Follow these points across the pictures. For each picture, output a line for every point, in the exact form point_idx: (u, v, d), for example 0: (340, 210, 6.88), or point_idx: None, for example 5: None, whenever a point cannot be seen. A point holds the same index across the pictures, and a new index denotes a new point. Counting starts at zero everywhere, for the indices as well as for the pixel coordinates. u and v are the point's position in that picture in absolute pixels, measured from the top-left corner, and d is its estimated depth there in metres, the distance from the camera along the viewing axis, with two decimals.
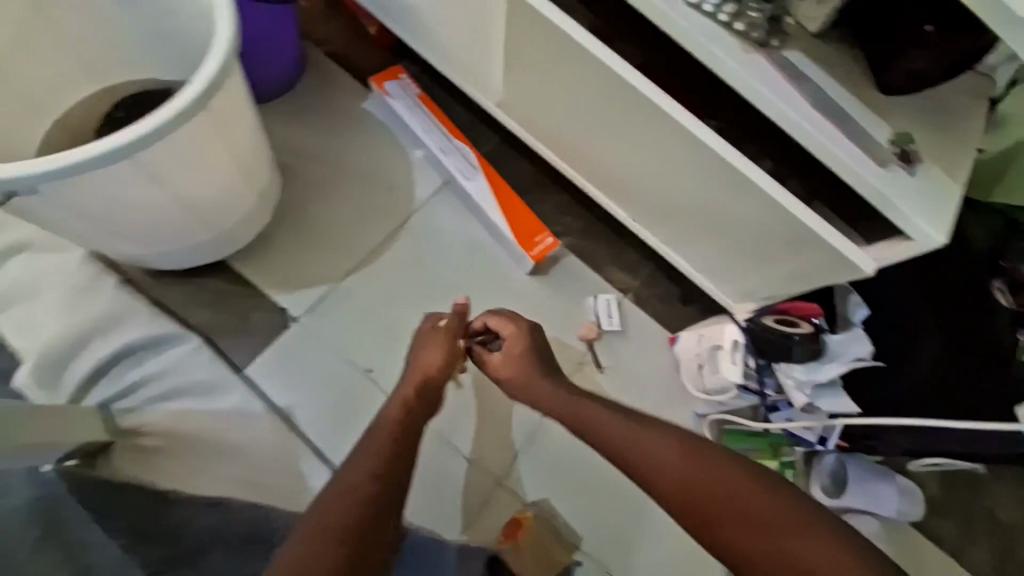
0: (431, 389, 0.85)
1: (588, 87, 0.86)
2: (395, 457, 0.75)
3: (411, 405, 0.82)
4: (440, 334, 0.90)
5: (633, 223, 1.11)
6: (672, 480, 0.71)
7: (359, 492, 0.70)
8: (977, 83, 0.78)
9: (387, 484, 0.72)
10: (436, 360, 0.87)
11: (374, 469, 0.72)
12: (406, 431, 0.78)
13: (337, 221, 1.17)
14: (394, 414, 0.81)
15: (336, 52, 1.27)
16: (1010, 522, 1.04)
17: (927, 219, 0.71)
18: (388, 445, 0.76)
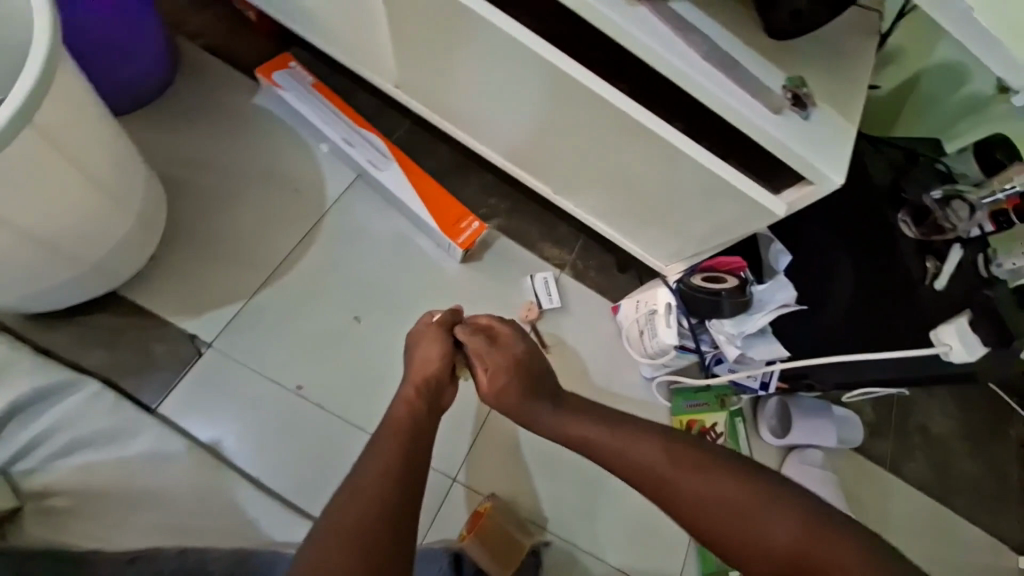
0: (431, 393, 0.73)
1: (497, 59, 0.75)
2: (406, 472, 0.63)
3: (416, 407, 0.71)
4: (434, 332, 0.78)
5: (555, 196, 1.00)
6: (659, 485, 0.66)
7: (372, 504, 0.59)
8: (855, 21, 0.74)
9: (404, 496, 0.61)
10: (430, 363, 0.75)
11: (387, 479, 0.61)
12: (414, 439, 0.67)
13: (242, 231, 1.00)
14: (400, 417, 0.69)
15: (215, 45, 1.12)
16: (940, 434, 1.24)
17: (826, 163, 0.64)
18: (399, 459, 0.63)
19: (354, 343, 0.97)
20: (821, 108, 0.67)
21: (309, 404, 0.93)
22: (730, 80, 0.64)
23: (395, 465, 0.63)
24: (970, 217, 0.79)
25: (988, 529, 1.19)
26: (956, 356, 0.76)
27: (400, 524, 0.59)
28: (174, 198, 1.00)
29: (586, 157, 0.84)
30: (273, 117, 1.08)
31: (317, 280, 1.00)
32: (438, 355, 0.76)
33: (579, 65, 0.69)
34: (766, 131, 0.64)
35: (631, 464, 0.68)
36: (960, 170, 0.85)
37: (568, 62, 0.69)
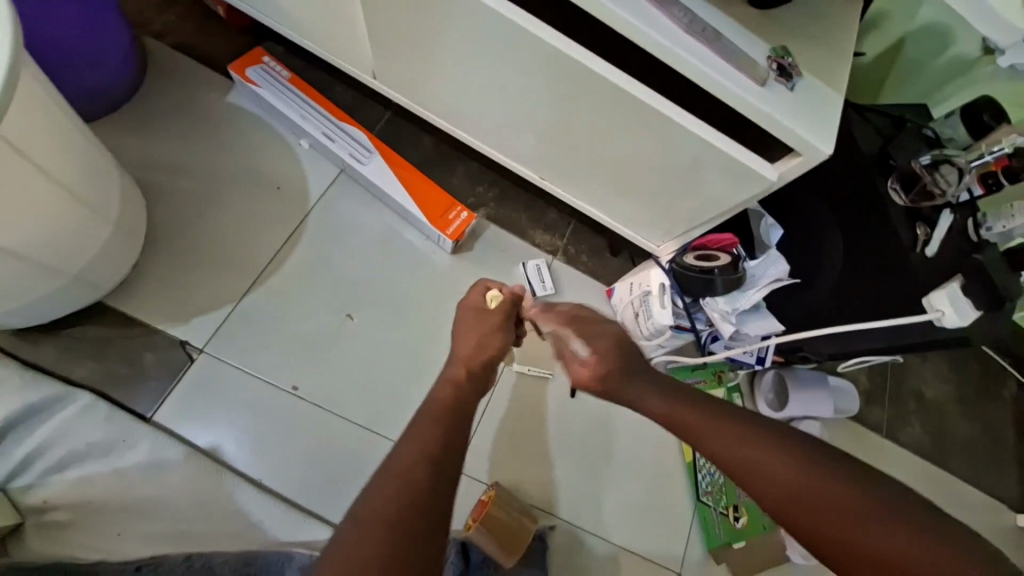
0: (479, 370, 0.71)
1: (478, 40, 0.73)
2: (447, 458, 0.58)
3: (463, 387, 0.67)
4: (491, 315, 0.76)
5: (543, 181, 0.99)
6: (744, 468, 0.58)
7: (411, 486, 0.54)
8: None
9: (445, 482, 0.56)
10: (482, 340, 0.74)
11: (431, 459, 0.57)
12: (458, 422, 0.62)
13: (227, 233, 0.98)
14: (443, 397, 0.65)
15: (184, 44, 1.09)
16: (934, 399, 1.25)
17: (812, 132, 0.63)
18: (442, 442, 0.59)
19: (348, 341, 0.97)
20: (806, 77, 0.66)
21: (306, 405, 0.92)
22: (712, 52, 0.63)
23: (438, 445, 0.58)
24: (959, 181, 0.78)
25: (984, 489, 1.22)
26: (949, 321, 0.75)
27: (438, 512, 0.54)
28: (153, 203, 0.98)
29: (572, 138, 0.83)
30: (251, 115, 1.06)
31: (307, 279, 0.98)
32: (495, 331, 0.75)
33: (563, 38, 0.67)
34: (750, 103, 0.63)
35: (716, 442, 0.61)
36: (949, 134, 0.84)
37: (551, 36, 0.67)
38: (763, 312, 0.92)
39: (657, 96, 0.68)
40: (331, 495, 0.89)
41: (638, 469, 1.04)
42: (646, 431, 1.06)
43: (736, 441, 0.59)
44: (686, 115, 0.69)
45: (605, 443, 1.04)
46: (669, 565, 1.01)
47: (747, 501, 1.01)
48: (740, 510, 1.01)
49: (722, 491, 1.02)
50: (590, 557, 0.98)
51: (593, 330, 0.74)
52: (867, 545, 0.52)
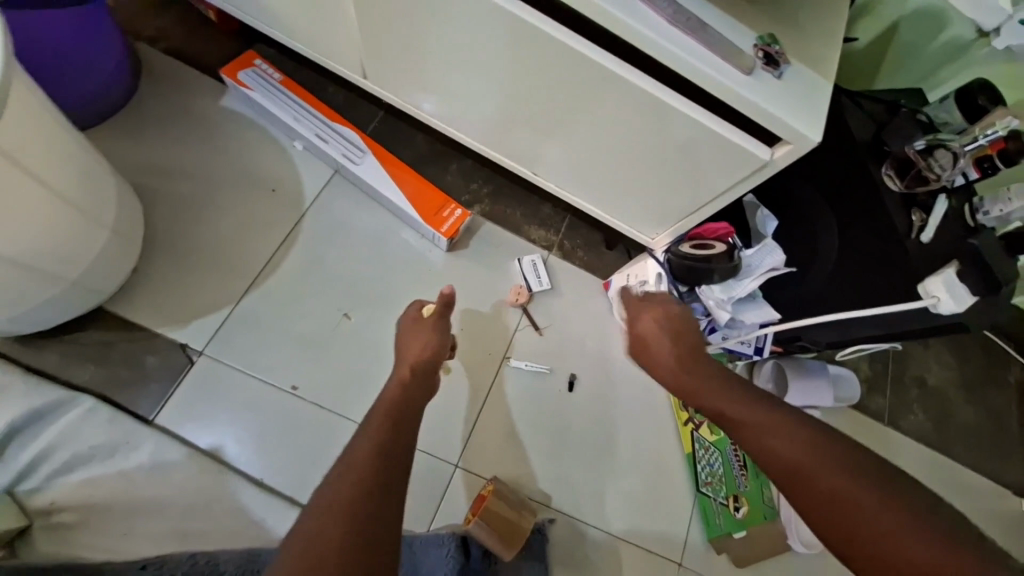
0: (424, 373, 0.75)
1: (468, 29, 0.73)
2: (388, 448, 0.60)
3: (409, 383, 0.72)
4: (430, 318, 0.83)
5: (535, 176, 0.99)
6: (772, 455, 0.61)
7: (363, 467, 0.57)
8: None
9: (386, 471, 0.58)
10: (421, 347, 0.78)
11: (371, 451, 0.59)
12: (403, 414, 0.66)
13: (224, 236, 0.99)
14: (392, 393, 0.70)
15: (176, 49, 1.09)
16: (936, 385, 1.25)
17: (798, 119, 0.63)
18: (384, 437, 0.61)
19: (345, 340, 0.97)
20: (793, 65, 0.66)
21: (303, 405, 0.93)
22: (697, 41, 0.63)
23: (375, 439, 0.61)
24: (954, 164, 0.76)
25: (989, 475, 1.21)
26: (945, 307, 0.74)
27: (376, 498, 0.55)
28: (150, 208, 0.98)
29: (562, 131, 0.83)
30: (245, 118, 1.07)
31: (303, 280, 0.99)
32: (435, 333, 0.80)
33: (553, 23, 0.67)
34: (737, 93, 0.62)
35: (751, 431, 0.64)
36: (943, 118, 0.82)
37: (539, 21, 0.67)
38: (755, 304, 0.92)
39: (650, 80, 0.68)
40: None
41: (638, 461, 1.05)
42: (645, 423, 1.07)
43: (769, 433, 0.62)
44: (679, 98, 0.68)
45: (605, 436, 1.05)
46: (671, 556, 1.01)
47: (748, 491, 0.99)
48: (740, 499, 1.00)
49: (723, 483, 1.01)
50: (592, 550, 0.99)
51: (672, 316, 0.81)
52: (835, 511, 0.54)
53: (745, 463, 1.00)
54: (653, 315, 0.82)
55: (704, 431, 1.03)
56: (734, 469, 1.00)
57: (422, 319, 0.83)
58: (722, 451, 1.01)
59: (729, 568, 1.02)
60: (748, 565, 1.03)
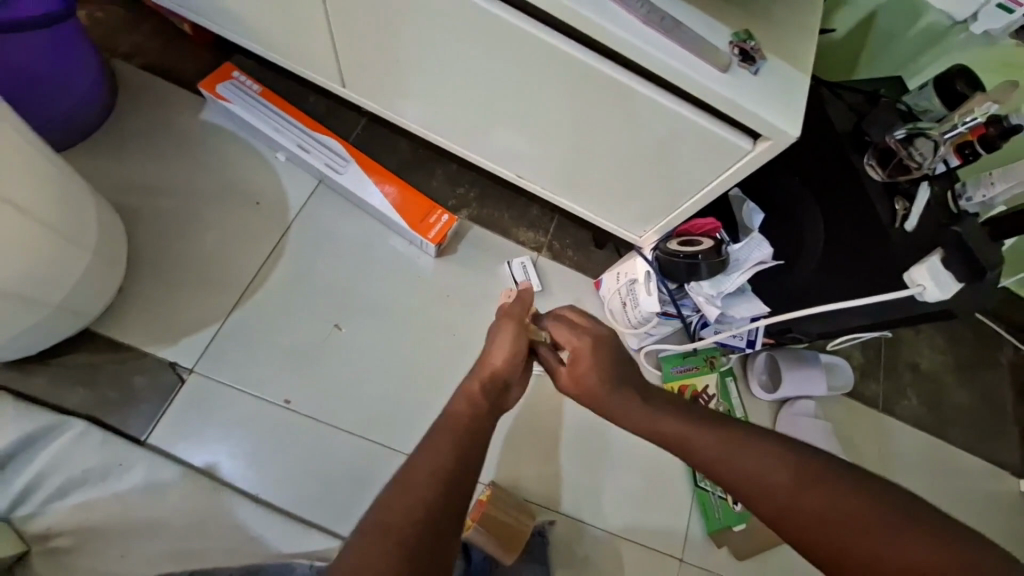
0: (494, 391, 0.71)
1: (447, 30, 0.73)
2: (445, 486, 0.59)
3: (477, 405, 0.68)
4: (515, 325, 0.76)
5: (520, 179, 0.98)
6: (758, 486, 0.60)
7: (417, 498, 0.57)
8: None
9: (442, 515, 0.57)
10: (502, 360, 0.73)
11: (429, 487, 0.58)
12: (471, 442, 0.64)
13: (210, 252, 0.98)
14: (459, 413, 0.67)
15: (154, 65, 1.09)
16: (928, 369, 1.26)
17: (775, 114, 0.63)
18: (443, 472, 0.60)
19: (337, 351, 0.97)
20: (769, 59, 0.66)
21: (298, 418, 0.92)
22: (673, 40, 0.63)
23: (434, 472, 0.59)
24: (935, 152, 0.76)
25: (984, 456, 1.22)
26: (930, 295, 0.75)
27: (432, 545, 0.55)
28: (134, 227, 0.98)
29: (547, 133, 0.83)
30: (226, 131, 1.06)
31: (292, 292, 0.99)
32: (522, 345, 0.74)
33: (531, 22, 0.67)
34: (714, 90, 0.63)
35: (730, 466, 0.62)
36: (923, 106, 0.82)
37: (517, 22, 0.67)
38: (748, 296, 0.92)
39: (627, 81, 0.68)
40: (330, 504, 0.89)
41: (635, 459, 1.05)
42: None
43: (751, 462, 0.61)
44: (661, 94, 0.68)
45: (601, 434, 1.05)
46: (672, 551, 1.02)
47: None
48: None
49: None
50: (592, 549, 0.99)
51: (572, 325, 0.76)
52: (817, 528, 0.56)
53: None
54: (555, 331, 0.77)
55: None
56: None
57: (511, 322, 0.76)
58: None
59: (730, 561, 1.03)
60: (748, 557, 1.03)
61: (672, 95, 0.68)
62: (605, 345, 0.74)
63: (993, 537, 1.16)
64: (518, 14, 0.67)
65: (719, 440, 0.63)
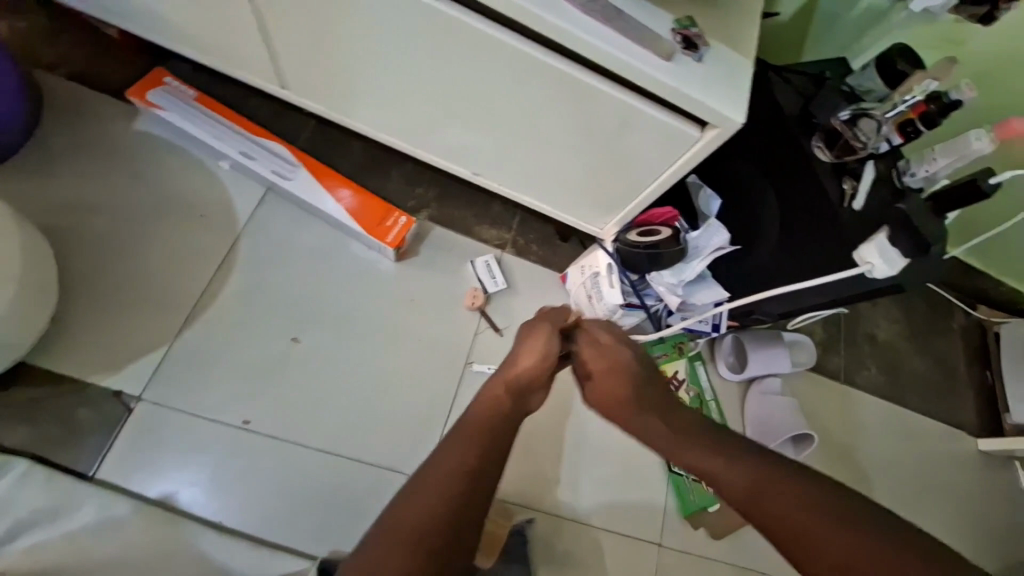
0: (521, 392, 0.74)
1: (385, 27, 0.70)
2: (464, 489, 0.60)
3: (498, 407, 0.70)
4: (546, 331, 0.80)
5: (476, 177, 0.95)
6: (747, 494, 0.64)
7: (441, 497, 0.59)
8: None
9: (456, 519, 0.58)
10: (530, 362, 0.76)
11: (448, 489, 0.60)
12: (496, 442, 0.66)
13: (155, 271, 0.93)
14: (481, 414, 0.69)
15: (79, 74, 1.01)
16: (886, 339, 1.30)
17: (721, 103, 0.63)
18: (464, 476, 0.61)
19: (298, 365, 0.93)
20: (713, 47, 0.66)
21: (260, 438, 0.88)
22: (615, 30, 0.62)
23: (455, 474, 0.61)
24: (877, 131, 0.77)
25: (942, 419, 1.27)
26: (879, 272, 0.76)
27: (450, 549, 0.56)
28: (68, 249, 0.92)
29: (500, 129, 0.81)
30: (163, 141, 1.00)
31: (247, 306, 0.95)
32: (553, 350, 0.78)
33: (472, 14, 0.65)
34: (658, 79, 0.62)
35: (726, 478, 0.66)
36: (866, 86, 0.81)
37: (457, 17, 0.65)
38: (707, 282, 0.93)
39: (574, 71, 0.66)
40: (298, 525, 0.86)
41: (609, 449, 1.06)
42: None
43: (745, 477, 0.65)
44: (608, 84, 0.66)
45: (575, 428, 1.06)
46: (650, 537, 1.03)
47: None
48: None
49: None
50: (572, 542, 0.99)
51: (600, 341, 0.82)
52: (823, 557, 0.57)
53: None
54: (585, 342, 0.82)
55: None
56: None
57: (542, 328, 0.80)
58: None
59: (707, 542, 1.05)
60: (725, 535, 1.05)
61: (619, 85, 0.67)
62: (629, 363, 0.79)
63: (951, 495, 1.21)
64: (458, 7, 0.65)
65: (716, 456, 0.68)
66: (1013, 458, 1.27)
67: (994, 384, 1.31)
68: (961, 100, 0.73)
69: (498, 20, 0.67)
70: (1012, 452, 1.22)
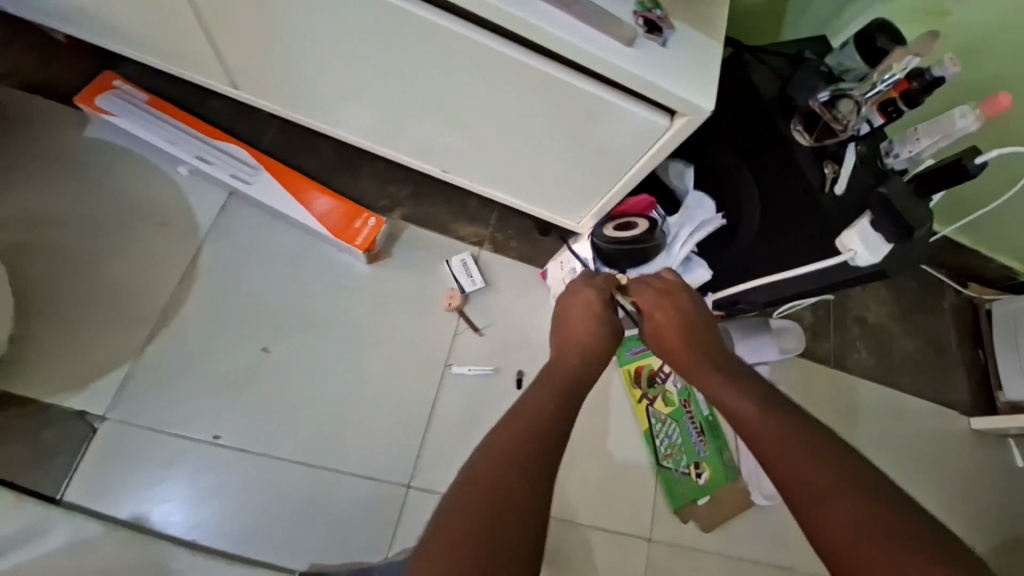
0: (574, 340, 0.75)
1: (331, 21, 0.66)
2: (550, 426, 0.60)
3: (559, 363, 0.71)
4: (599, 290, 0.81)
5: (445, 174, 0.91)
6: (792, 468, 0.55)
7: (512, 446, 0.57)
8: None
9: (556, 451, 0.58)
10: (585, 314, 0.78)
11: (546, 423, 0.60)
12: (566, 400, 0.64)
13: (117, 285, 0.90)
14: (549, 372, 0.69)
15: (30, 84, 0.98)
16: (876, 322, 1.28)
17: (686, 89, 0.60)
18: (534, 426, 0.59)
19: (270, 375, 0.91)
20: (678, 29, 0.62)
21: (234, 452, 0.86)
22: (573, 16, 0.58)
23: (552, 410, 0.62)
24: (857, 113, 0.73)
25: (934, 400, 1.26)
26: (862, 259, 0.73)
27: (538, 475, 0.55)
28: (26, 266, 0.89)
29: (464, 124, 0.77)
30: (120, 149, 0.97)
31: (216, 317, 0.92)
32: (605, 305, 0.79)
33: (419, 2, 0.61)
34: (619, 66, 0.58)
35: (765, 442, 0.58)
36: (846, 65, 0.78)
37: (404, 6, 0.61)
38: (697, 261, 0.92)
39: (530, 58, 0.62)
40: (277, 539, 0.84)
41: (595, 446, 1.05)
42: (597, 407, 1.07)
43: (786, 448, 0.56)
44: (569, 73, 0.63)
45: None
46: (640, 533, 1.02)
47: (708, 456, 1.05)
48: (701, 465, 1.05)
49: (681, 451, 1.05)
50: (560, 542, 0.98)
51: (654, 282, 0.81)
52: (859, 557, 0.48)
53: (701, 430, 1.07)
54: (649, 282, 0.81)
55: (659, 405, 1.07)
56: (691, 437, 1.06)
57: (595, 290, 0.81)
58: (678, 422, 1.06)
59: (698, 535, 1.03)
60: (715, 527, 1.04)
61: (580, 73, 0.63)
62: (690, 314, 0.76)
63: (944, 476, 1.20)
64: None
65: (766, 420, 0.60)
66: (1006, 436, 1.26)
67: (986, 362, 1.30)
68: (944, 77, 0.67)
69: (450, 9, 0.63)
70: (1006, 430, 1.21)
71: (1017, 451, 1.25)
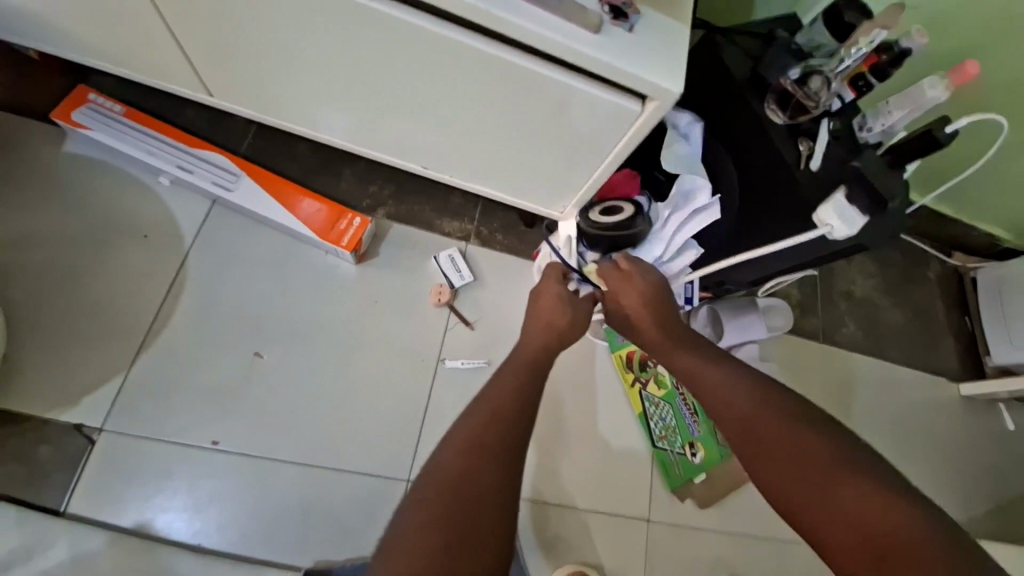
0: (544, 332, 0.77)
1: (299, 25, 0.66)
2: (514, 421, 0.61)
3: (525, 356, 0.73)
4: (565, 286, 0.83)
5: (427, 170, 0.92)
6: (773, 447, 0.58)
7: (476, 441, 0.58)
8: None
9: (522, 428, 0.61)
10: (551, 308, 0.80)
11: (512, 404, 0.63)
12: (531, 394, 0.66)
13: (102, 299, 0.91)
14: (516, 363, 0.71)
15: (5, 102, 0.97)
16: (863, 294, 1.30)
17: (653, 73, 0.60)
18: (495, 419, 0.61)
19: (263, 380, 0.92)
20: (644, 14, 0.63)
21: (233, 458, 0.87)
22: (538, 7, 0.59)
23: (524, 395, 0.65)
24: (828, 88, 0.73)
25: (923, 368, 1.27)
26: (839, 233, 0.73)
27: (500, 467, 0.56)
28: (13, 285, 0.89)
29: (439, 120, 0.77)
30: (99, 162, 0.97)
31: (206, 325, 0.93)
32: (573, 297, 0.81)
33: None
34: (589, 54, 0.59)
35: (750, 424, 0.61)
36: (817, 41, 0.76)
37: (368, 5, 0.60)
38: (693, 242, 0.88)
39: (496, 48, 0.62)
40: (279, 541, 0.85)
41: (590, 431, 1.06)
42: (590, 393, 1.08)
43: (770, 429, 0.60)
44: (538, 63, 0.63)
45: (554, 413, 1.06)
46: (639, 515, 1.03)
47: (702, 436, 0.99)
48: (696, 445, 1.00)
49: (675, 432, 1.02)
50: (560, 528, 1.00)
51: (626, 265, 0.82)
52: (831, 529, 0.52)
53: (695, 409, 1.00)
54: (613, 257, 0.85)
55: (652, 389, 1.05)
56: (685, 418, 1.01)
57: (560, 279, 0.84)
58: (671, 403, 1.03)
59: (696, 513, 1.05)
60: (711, 505, 1.06)
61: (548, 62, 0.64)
62: (655, 297, 0.78)
63: (936, 443, 1.22)
64: None
65: (755, 405, 0.62)
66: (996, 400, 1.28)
67: (973, 329, 1.32)
68: (911, 48, 0.68)
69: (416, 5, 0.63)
70: (995, 395, 1.23)
71: (1007, 415, 1.28)
